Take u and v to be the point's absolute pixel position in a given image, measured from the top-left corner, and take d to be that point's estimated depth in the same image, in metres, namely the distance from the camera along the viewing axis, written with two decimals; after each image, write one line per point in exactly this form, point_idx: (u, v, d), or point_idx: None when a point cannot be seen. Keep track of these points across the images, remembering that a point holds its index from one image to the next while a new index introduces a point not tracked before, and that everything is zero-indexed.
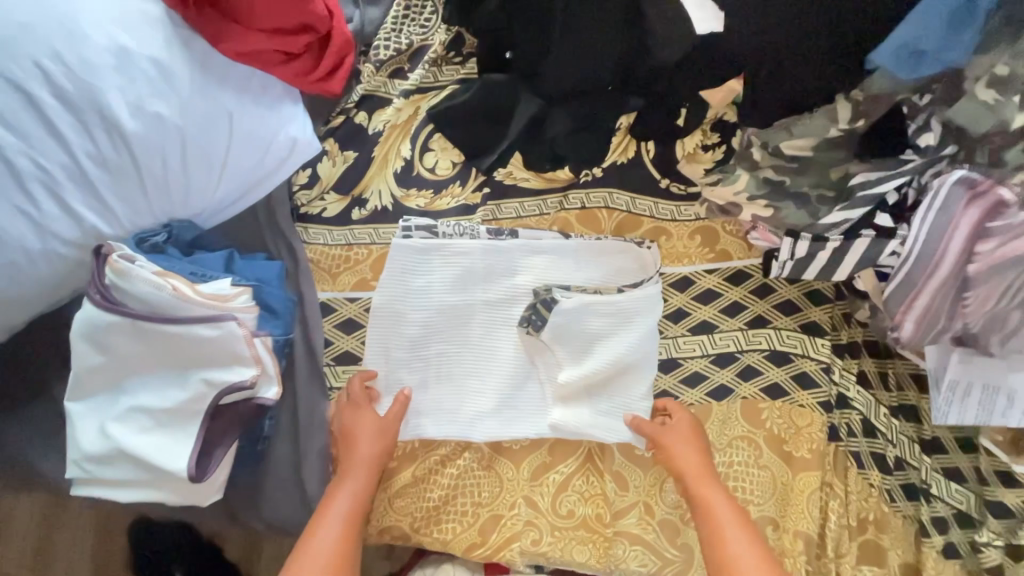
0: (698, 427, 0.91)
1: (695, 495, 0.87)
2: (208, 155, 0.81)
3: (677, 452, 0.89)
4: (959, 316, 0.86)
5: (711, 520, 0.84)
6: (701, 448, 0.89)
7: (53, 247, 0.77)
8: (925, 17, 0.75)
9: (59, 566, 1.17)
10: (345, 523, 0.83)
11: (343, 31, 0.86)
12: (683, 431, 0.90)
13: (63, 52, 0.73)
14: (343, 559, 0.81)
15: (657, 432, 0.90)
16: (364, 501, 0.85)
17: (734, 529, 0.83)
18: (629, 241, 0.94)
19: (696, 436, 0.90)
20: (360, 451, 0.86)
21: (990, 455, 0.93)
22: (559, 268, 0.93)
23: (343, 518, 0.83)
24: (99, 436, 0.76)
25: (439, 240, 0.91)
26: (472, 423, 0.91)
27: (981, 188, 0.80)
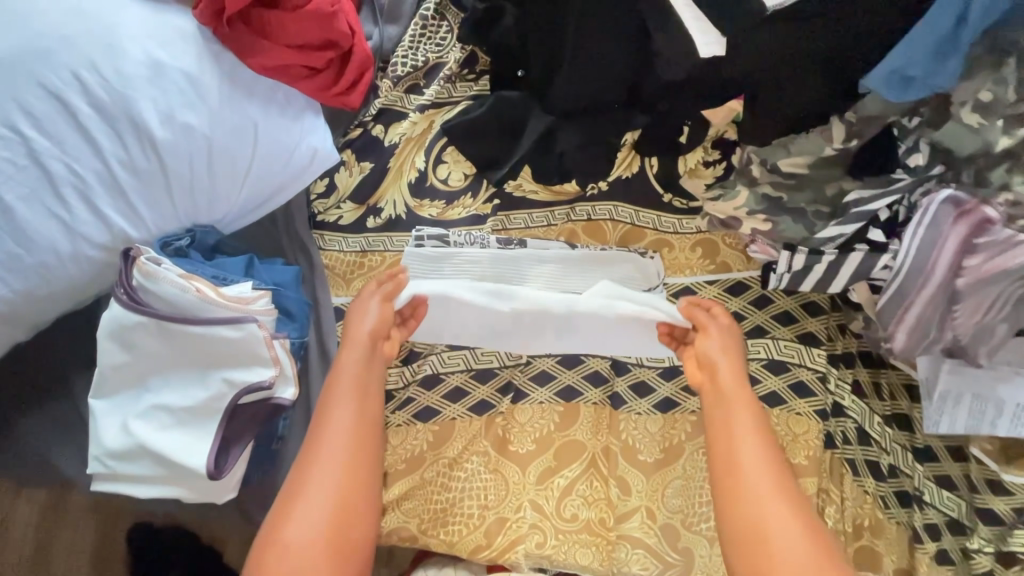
0: (739, 345, 0.87)
1: (714, 404, 0.84)
2: (233, 162, 0.85)
3: (706, 357, 0.86)
4: (948, 327, 0.90)
5: (725, 430, 0.81)
6: (738, 359, 0.86)
7: (82, 250, 0.80)
8: (918, 44, 0.76)
9: (60, 565, 1.17)
10: (357, 390, 0.83)
11: (363, 49, 0.90)
12: (722, 334, 0.87)
13: (100, 65, 0.78)
14: (362, 426, 0.82)
15: (699, 321, 0.88)
16: (372, 368, 0.86)
17: (751, 445, 0.79)
18: (631, 251, 0.98)
19: (731, 350, 0.86)
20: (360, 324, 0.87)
21: (981, 463, 0.96)
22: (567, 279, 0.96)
23: (355, 386, 0.83)
24: (121, 433, 0.78)
25: (445, 252, 0.94)
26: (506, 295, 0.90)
27: (967, 207, 0.84)
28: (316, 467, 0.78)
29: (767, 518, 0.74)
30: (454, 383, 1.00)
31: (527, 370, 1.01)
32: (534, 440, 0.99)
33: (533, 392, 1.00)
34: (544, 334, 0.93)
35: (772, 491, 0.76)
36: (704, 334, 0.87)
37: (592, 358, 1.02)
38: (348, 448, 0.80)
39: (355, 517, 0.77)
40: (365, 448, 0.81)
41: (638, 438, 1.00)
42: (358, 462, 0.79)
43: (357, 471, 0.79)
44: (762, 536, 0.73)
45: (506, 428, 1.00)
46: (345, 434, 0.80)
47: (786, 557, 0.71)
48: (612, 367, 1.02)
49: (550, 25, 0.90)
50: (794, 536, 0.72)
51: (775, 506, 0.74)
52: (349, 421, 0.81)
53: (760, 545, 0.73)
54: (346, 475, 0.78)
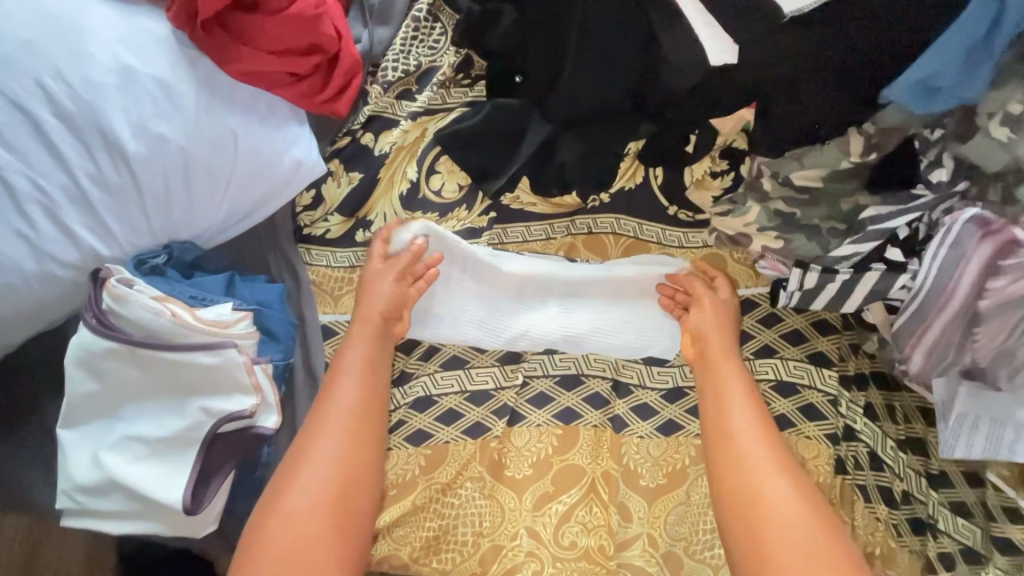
0: (733, 318, 0.91)
1: (708, 375, 0.87)
2: (211, 175, 0.79)
3: (703, 331, 0.90)
4: (967, 349, 0.86)
5: (720, 400, 0.84)
6: (730, 329, 0.90)
7: (50, 269, 0.75)
8: (946, 51, 0.71)
9: None
10: (361, 369, 0.85)
11: (350, 53, 0.84)
12: (719, 300, 0.92)
13: (66, 72, 0.72)
14: (363, 404, 0.83)
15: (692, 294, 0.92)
16: (379, 349, 0.87)
17: (746, 413, 0.83)
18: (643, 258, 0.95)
19: (726, 322, 0.90)
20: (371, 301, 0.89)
21: (997, 489, 0.91)
22: (574, 295, 0.96)
23: (359, 365, 0.86)
24: (91, 466, 0.73)
25: (449, 246, 0.93)
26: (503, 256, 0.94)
27: (994, 227, 0.80)
28: (315, 441, 0.80)
29: (760, 481, 0.77)
30: (447, 405, 0.95)
31: (523, 392, 0.96)
32: (532, 465, 0.94)
33: (530, 414, 0.95)
34: (548, 309, 0.95)
35: (767, 456, 0.79)
36: (700, 307, 0.91)
37: (592, 379, 0.96)
38: (347, 426, 0.81)
39: (348, 493, 0.79)
40: (362, 427, 0.82)
41: (640, 462, 0.95)
42: (355, 440, 0.81)
43: (354, 448, 0.81)
44: (756, 498, 0.77)
45: (501, 452, 0.95)
46: (345, 411, 0.82)
47: (779, 517, 0.75)
48: (613, 389, 0.97)
49: (550, 29, 0.85)
50: (789, 497, 0.76)
51: (770, 470, 0.78)
52: (350, 399, 0.83)
53: (755, 507, 0.76)
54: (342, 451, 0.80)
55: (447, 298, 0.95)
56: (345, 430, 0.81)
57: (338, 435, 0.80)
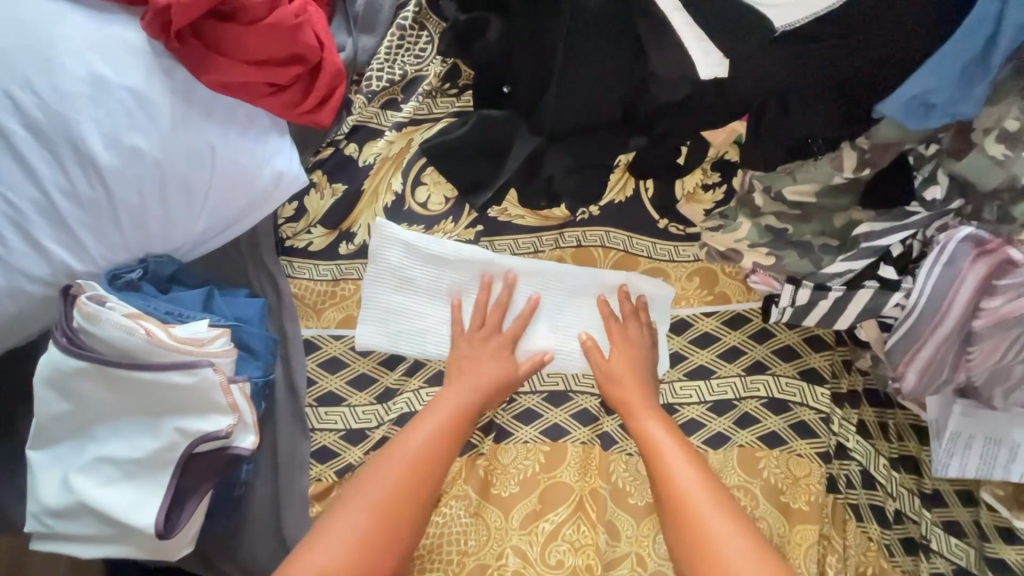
0: (641, 358, 0.89)
1: (632, 420, 0.83)
2: (188, 189, 0.77)
3: (619, 377, 0.86)
4: (962, 367, 0.84)
5: (651, 443, 0.80)
6: (638, 365, 0.88)
7: (19, 285, 0.73)
8: (938, 70, 0.70)
9: None
10: (446, 424, 0.80)
11: (333, 62, 0.82)
12: (629, 334, 0.90)
13: (36, 82, 0.70)
14: (431, 458, 0.77)
15: (601, 360, 0.89)
16: (473, 408, 0.82)
17: (676, 455, 0.78)
18: (631, 274, 0.93)
19: (637, 367, 0.88)
20: (486, 364, 0.86)
21: (991, 508, 0.89)
22: (563, 309, 0.93)
23: (448, 418, 0.80)
24: (61, 489, 0.71)
25: (437, 256, 0.89)
26: (491, 262, 0.91)
27: (988, 247, 0.78)
28: (372, 480, 0.75)
29: (700, 516, 0.72)
30: None
31: (511, 408, 0.94)
32: (518, 482, 0.91)
33: (517, 431, 0.93)
34: (537, 321, 0.93)
35: (702, 493, 0.74)
36: (619, 351, 0.89)
37: (580, 396, 0.94)
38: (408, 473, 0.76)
39: (382, 548, 0.72)
40: (419, 481, 0.76)
41: (629, 480, 0.92)
42: (409, 493, 0.75)
43: (403, 501, 0.74)
44: (700, 538, 0.71)
45: (488, 468, 0.92)
46: (409, 457, 0.77)
47: (725, 553, 0.69)
48: (601, 406, 0.94)
49: (538, 41, 0.84)
50: (727, 529, 0.71)
51: (712, 510, 0.73)
52: (419, 447, 0.78)
53: (699, 547, 0.71)
54: (392, 500, 0.74)
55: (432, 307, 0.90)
56: (404, 478, 0.75)
57: (392, 480, 0.75)
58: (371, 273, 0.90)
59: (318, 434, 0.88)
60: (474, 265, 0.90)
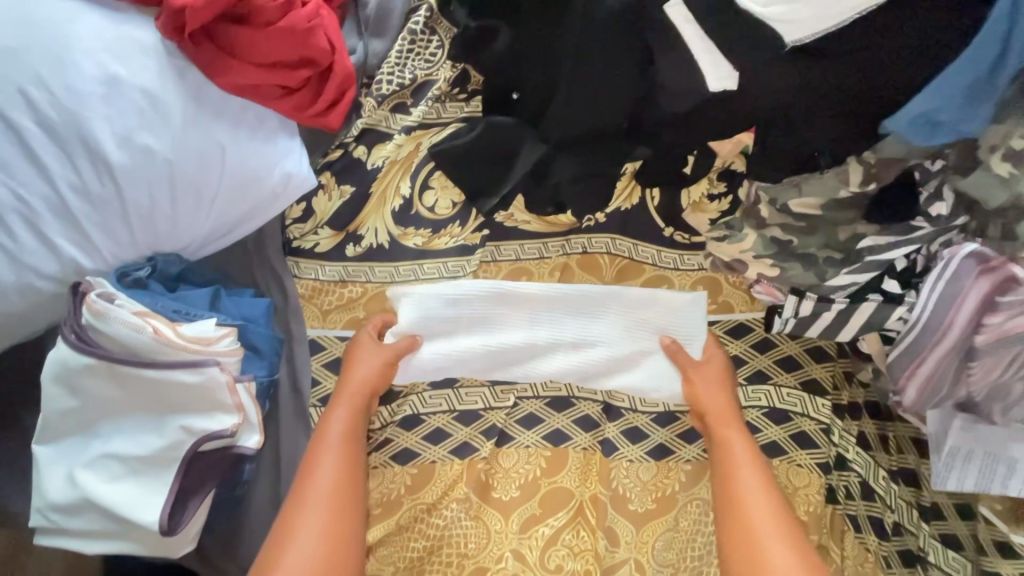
0: (729, 371, 0.90)
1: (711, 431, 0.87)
2: (198, 189, 0.77)
3: (700, 388, 0.88)
4: (963, 383, 0.85)
5: (727, 457, 0.84)
6: (731, 393, 0.89)
7: (29, 280, 0.73)
8: (945, 88, 0.70)
9: None
10: (344, 454, 0.82)
11: (344, 66, 0.83)
12: (715, 370, 0.90)
13: (49, 80, 0.71)
14: (344, 490, 0.80)
15: (685, 367, 0.90)
16: (359, 423, 0.85)
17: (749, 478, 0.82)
18: (658, 292, 0.92)
19: (725, 379, 0.90)
20: (354, 374, 0.86)
21: (989, 523, 0.89)
22: (589, 326, 0.92)
23: (341, 445, 0.82)
24: (66, 484, 0.72)
25: (455, 298, 0.90)
26: (513, 298, 0.91)
27: (992, 264, 0.79)
28: (296, 535, 0.76)
29: (757, 532, 0.77)
30: (435, 424, 0.93)
31: (514, 413, 0.94)
32: (519, 486, 0.91)
33: (519, 435, 0.93)
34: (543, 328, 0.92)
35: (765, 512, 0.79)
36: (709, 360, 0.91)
37: (583, 402, 0.94)
38: (331, 494, 0.79)
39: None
40: (341, 517, 0.78)
41: (630, 486, 0.92)
42: (337, 532, 0.77)
43: (337, 542, 0.77)
44: (756, 553, 0.76)
45: (489, 472, 0.92)
46: (326, 496, 0.79)
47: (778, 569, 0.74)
48: (603, 411, 0.95)
49: (548, 48, 0.84)
50: (784, 549, 0.76)
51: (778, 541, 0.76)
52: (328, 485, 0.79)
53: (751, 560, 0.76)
54: (321, 546, 0.76)
55: (438, 339, 0.91)
56: (327, 521, 0.77)
57: (318, 528, 0.76)
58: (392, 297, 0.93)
59: None
60: (496, 294, 0.90)
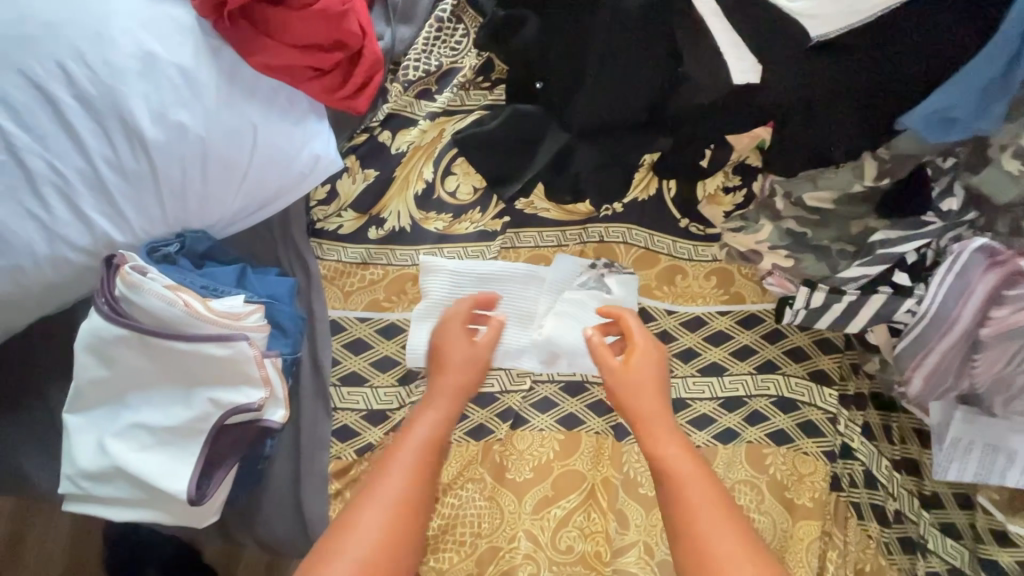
0: (658, 366, 0.83)
1: (648, 435, 0.77)
2: (229, 166, 0.79)
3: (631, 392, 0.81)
4: (966, 375, 0.88)
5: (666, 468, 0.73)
6: (659, 392, 0.81)
7: (62, 253, 0.75)
8: (965, 84, 0.72)
9: (36, 554, 1.09)
10: (424, 457, 0.74)
11: (373, 50, 0.84)
12: (640, 369, 0.82)
13: (87, 55, 0.72)
14: (415, 494, 0.71)
15: (612, 366, 0.83)
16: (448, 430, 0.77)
17: (698, 486, 0.71)
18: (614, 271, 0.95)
19: (655, 375, 0.82)
20: (450, 376, 0.82)
21: (986, 512, 0.91)
22: (583, 307, 0.94)
23: (425, 446, 0.75)
24: (97, 453, 0.74)
25: (483, 278, 0.92)
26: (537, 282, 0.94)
27: (1001, 258, 0.82)
28: (352, 531, 0.67)
29: (712, 543, 0.67)
30: None
31: (529, 396, 0.95)
32: (532, 468, 0.93)
33: (533, 418, 0.94)
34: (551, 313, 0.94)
35: (721, 521, 0.68)
36: (636, 354, 0.83)
37: (596, 387, 0.95)
38: (402, 498, 0.70)
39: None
40: (405, 523, 0.69)
41: (641, 471, 0.93)
42: (392, 544, 0.67)
43: (389, 554, 0.66)
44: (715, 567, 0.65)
45: (503, 454, 0.93)
46: (397, 495, 0.70)
47: None
48: None
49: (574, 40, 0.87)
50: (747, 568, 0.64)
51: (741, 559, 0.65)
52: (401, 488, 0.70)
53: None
54: (375, 554, 0.66)
55: None
56: (387, 527, 0.67)
57: (377, 529, 0.67)
58: (414, 280, 0.94)
59: (340, 413, 0.90)
60: (522, 276, 0.93)
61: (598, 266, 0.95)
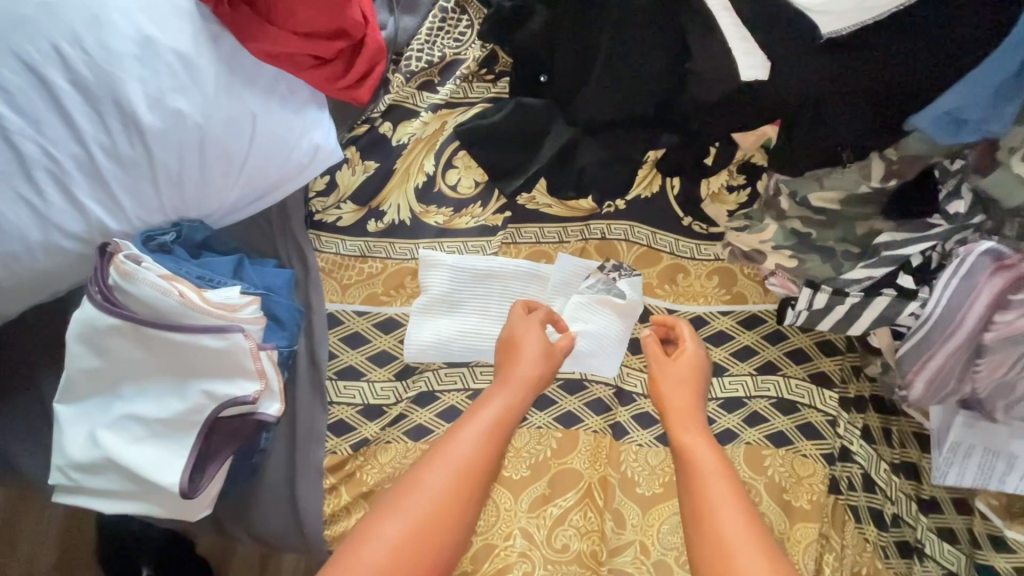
0: (699, 369, 0.85)
1: (676, 429, 0.79)
2: (228, 154, 0.77)
3: (665, 388, 0.83)
4: (969, 380, 0.86)
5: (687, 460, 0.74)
6: (695, 392, 0.82)
7: (55, 240, 0.73)
8: (975, 88, 0.71)
9: (26, 543, 1.08)
10: (487, 435, 0.73)
11: (376, 39, 0.83)
12: (677, 371, 0.84)
13: (84, 38, 0.70)
14: (478, 465, 0.70)
15: (653, 361, 0.86)
16: (513, 418, 0.76)
17: (717, 473, 0.72)
18: (620, 274, 0.94)
19: (693, 376, 0.84)
20: (522, 367, 0.80)
21: (984, 518, 0.91)
22: (592, 311, 0.93)
23: (490, 427, 0.74)
24: (88, 444, 0.72)
25: (483, 273, 0.91)
26: (537, 277, 0.93)
27: (1008, 264, 0.80)
28: (409, 494, 0.67)
29: (725, 530, 0.66)
30: (449, 402, 0.89)
31: None
32: (529, 466, 0.92)
33: (531, 416, 0.94)
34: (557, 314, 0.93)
35: (738, 510, 0.68)
36: (682, 356, 0.85)
37: (595, 385, 0.94)
38: (460, 471, 0.69)
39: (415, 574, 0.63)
40: (462, 496, 0.68)
41: (639, 470, 0.92)
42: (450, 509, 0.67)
43: (442, 523, 0.66)
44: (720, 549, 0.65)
45: None
46: (456, 465, 0.69)
47: None
48: (616, 396, 0.95)
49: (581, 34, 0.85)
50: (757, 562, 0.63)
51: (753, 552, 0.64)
52: (467, 457, 0.70)
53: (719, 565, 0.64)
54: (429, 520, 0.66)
55: (452, 315, 0.91)
56: (449, 490, 0.68)
57: (434, 497, 0.67)
58: (413, 274, 0.93)
59: (336, 407, 0.89)
60: (522, 273, 0.92)
61: (607, 268, 0.94)
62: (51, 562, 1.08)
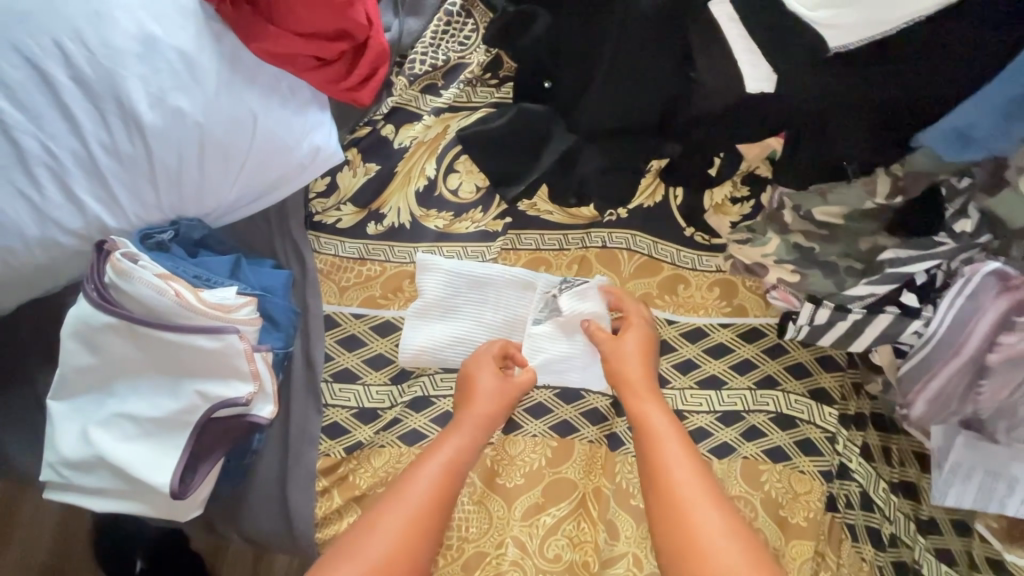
0: (651, 342, 0.88)
1: (632, 400, 0.83)
2: (226, 154, 0.77)
3: (621, 361, 0.85)
4: (971, 401, 0.85)
5: (645, 423, 0.80)
6: (648, 363, 0.86)
7: (53, 235, 0.73)
8: (985, 103, 0.70)
9: (22, 532, 1.09)
10: (446, 473, 0.76)
11: (379, 41, 0.83)
12: (632, 343, 0.87)
13: (85, 34, 0.70)
14: (436, 504, 0.73)
15: (605, 339, 0.88)
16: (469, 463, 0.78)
17: (670, 436, 0.78)
18: (565, 288, 0.91)
19: (647, 349, 0.87)
20: (478, 406, 0.82)
21: (984, 540, 0.89)
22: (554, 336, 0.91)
23: (448, 467, 0.76)
24: (80, 442, 0.72)
25: (480, 279, 0.90)
26: (530, 285, 0.91)
27: (1014, 283, 0.79)
28: (371, 532, 0.70)
29: (683, 489, 0.73)
30: (444, 408, 0.88)
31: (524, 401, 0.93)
32: (524, 474, 0.91)
33: (525, 424, 0.93)
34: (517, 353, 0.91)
35: (693, 471, 0.74)
36: (631, 331, 0.87)
37: (592, 395, 0.93)
38: (416, 509, 0.72)
39: None
40: (419, 531, 0.71)
41: (634, 481, 0.91)
42: (407, 550, 0.69)
43: (402, 559, 0.69)
44: (686, 530, 0.69)
45: (494, 459, 0.92)
46: (414, 505, 0.72)
47: (707, 537, 0.68)
48: (612, 407, 0.94)
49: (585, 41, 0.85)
50: (714, 516, 0.70)
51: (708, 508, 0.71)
52: (421, 498, 0.73)
53: (682, 535, 0.69)
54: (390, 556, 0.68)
55: (447, 320, 0.90)
56: (406, 529, 0.70)
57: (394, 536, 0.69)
58: (411, 278, 0.92)
59: (331, 410, 0.88)
60: (518, 281, 0.91)
61: (551, 286, 0.91)
62: (45, 553, 1.08)
